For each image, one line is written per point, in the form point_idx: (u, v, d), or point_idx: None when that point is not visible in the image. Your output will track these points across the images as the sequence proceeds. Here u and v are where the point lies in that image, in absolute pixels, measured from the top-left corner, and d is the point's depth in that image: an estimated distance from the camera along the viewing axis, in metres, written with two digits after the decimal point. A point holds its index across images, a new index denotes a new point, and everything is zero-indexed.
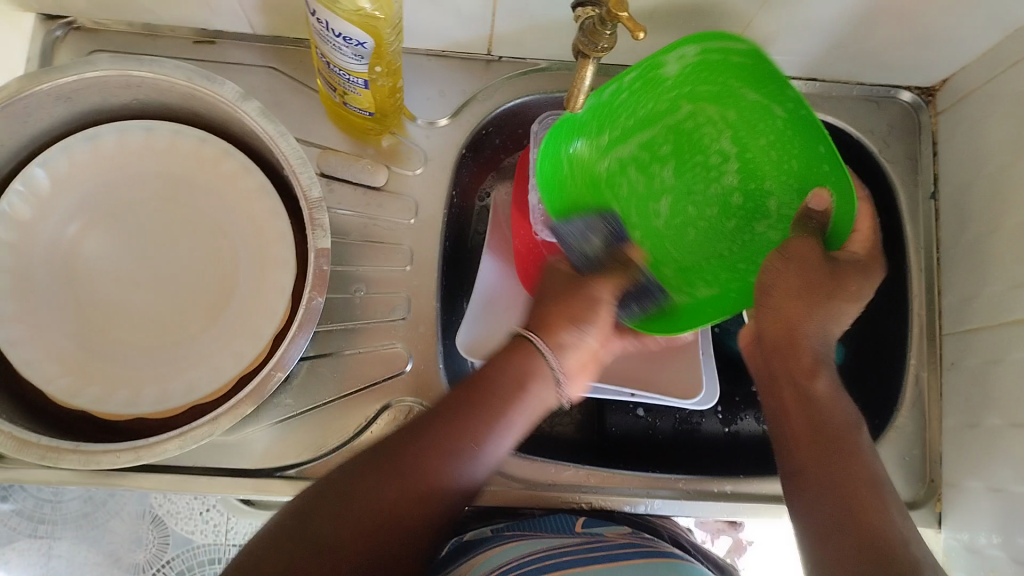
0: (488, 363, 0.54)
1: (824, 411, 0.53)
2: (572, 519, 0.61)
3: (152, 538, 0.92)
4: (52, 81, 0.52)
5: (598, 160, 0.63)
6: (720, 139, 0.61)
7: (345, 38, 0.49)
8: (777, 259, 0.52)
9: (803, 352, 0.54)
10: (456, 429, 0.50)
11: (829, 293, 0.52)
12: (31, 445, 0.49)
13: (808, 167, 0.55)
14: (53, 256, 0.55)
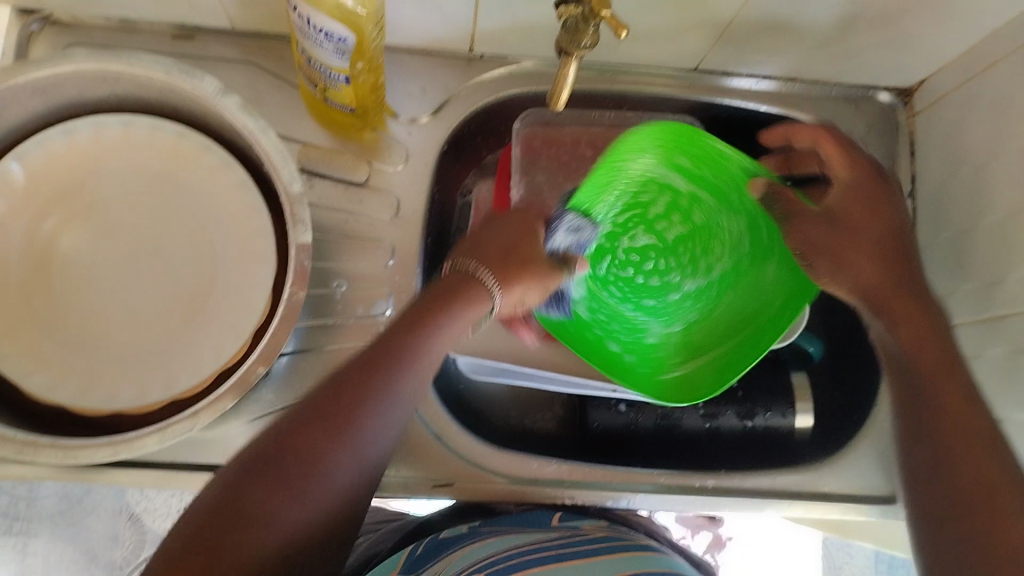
0: (424, 303, 0.51)
1: (920, 350, 0.49)
2: (551, 514, 0.64)
3: (129, 535, 0.92)
4: (28, 74, 0.51)
5: (627, 185, 0.64)
6: (694, 259, 0.68)
7: (326, 34, 0.49)
8: (827, 220, 0.56)
9: (906, 301, 0.52)
10: (372, 382, 0.46)
11: (874, 228, 0.55)
12: (8, 440, 0.48)
13: (739, 264, 0.66)
14: (29, 250, 0.55)
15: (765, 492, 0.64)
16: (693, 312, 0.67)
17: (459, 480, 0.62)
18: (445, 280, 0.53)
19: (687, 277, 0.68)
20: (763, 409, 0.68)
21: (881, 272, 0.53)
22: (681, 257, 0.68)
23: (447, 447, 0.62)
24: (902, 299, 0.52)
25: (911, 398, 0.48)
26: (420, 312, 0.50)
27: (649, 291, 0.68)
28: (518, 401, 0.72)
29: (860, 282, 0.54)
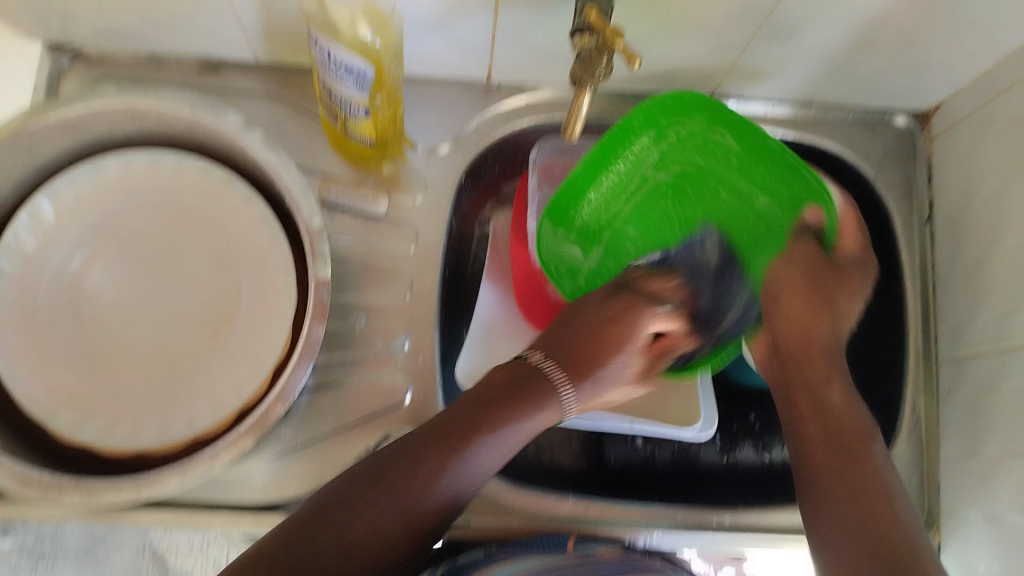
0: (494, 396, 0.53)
1: (836, 415, 0.54)
2: (564, 538, 0.60)
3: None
4: (58, 112, 0.53)
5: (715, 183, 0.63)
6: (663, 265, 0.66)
7: (347, 69, 0.50)
8: (781, 264, 0.60)
9: (818, 361, 0.57)
10: (449, 448, 0.50)
11: (833, 290, 0.60)
12: (34, 482, 0.49)
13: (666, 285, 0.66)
14: (56, 287, 0.56)
15: (785, 528, 0.64)
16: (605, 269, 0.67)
17: (474, 519, 0.62)
18: (513, 365, 0.57)
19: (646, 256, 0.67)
20: (780, 443, 0.69)
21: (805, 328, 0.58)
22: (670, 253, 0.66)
23: None
24: (826, 364, 0.57)
25: (841, 457, 0.51)
26: (495, 385, 0.54)
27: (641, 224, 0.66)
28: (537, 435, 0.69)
29: (801, 331, 0.58)
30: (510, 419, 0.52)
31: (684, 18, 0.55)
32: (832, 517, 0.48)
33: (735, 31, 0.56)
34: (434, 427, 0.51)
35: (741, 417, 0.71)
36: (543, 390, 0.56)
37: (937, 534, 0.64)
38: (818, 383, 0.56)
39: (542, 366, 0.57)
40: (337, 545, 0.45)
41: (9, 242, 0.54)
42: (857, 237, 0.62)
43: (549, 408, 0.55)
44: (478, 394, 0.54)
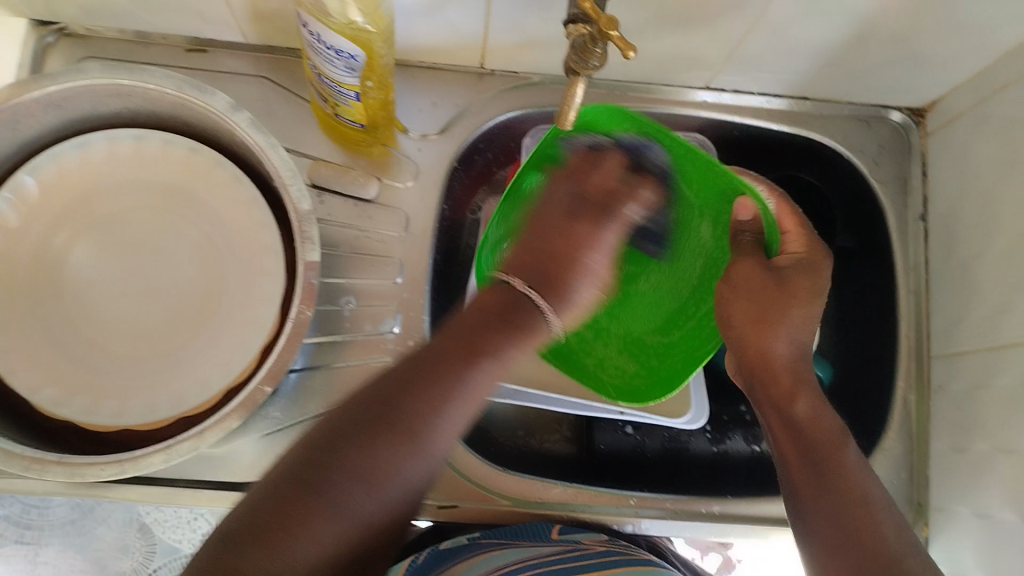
0: (474, 325, 0.49)
1: (804, 427, 0.52)
2: (548, 525, 0.60)
3: (139, 547, 0.81)
4: (41, 89, 0.52)
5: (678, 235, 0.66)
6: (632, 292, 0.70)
7: (336, 51, 0.49)
8: (726, 288, 0.57)
9: (779, 373, 0.54)
10: (432, 390, 0.45)
11: (775, 301, 0.54)
12: (16, 456, 0.48)
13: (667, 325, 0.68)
14: (39, 266, 0.55)
15: (773, 520, 0.63)
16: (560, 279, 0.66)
17: (462, 502, 0.61)
18: (489, 292, 0.52)
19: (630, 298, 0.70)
20: None
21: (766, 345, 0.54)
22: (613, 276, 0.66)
23: (451, 467, 0.61)
24: (791, 378, 0.53)
25: (818, 465, 0.49)
26: (477, 312, 0.50)
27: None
28: (525, 420, 0.70)
29: (758, 350, 0.54)
30: (500, 346, 0.49)
31: (679, 9, 0.54)
32: (814, 523, 0.48)
33: (732, 23, 0.55)
34: (418, 353, 0.48)
35: (732, 408, 0.70)
36: (528, 321, 0.51)
37: (925, 528, 0.64)
38: (788, 399, 0.53)
39: (527, 300, 0.52)
40: (334, 481, 0.42)
41: None
42: (803, 239, 0.57)
43: (533, 339, 0.50)
44: (466, 321, 0.49)
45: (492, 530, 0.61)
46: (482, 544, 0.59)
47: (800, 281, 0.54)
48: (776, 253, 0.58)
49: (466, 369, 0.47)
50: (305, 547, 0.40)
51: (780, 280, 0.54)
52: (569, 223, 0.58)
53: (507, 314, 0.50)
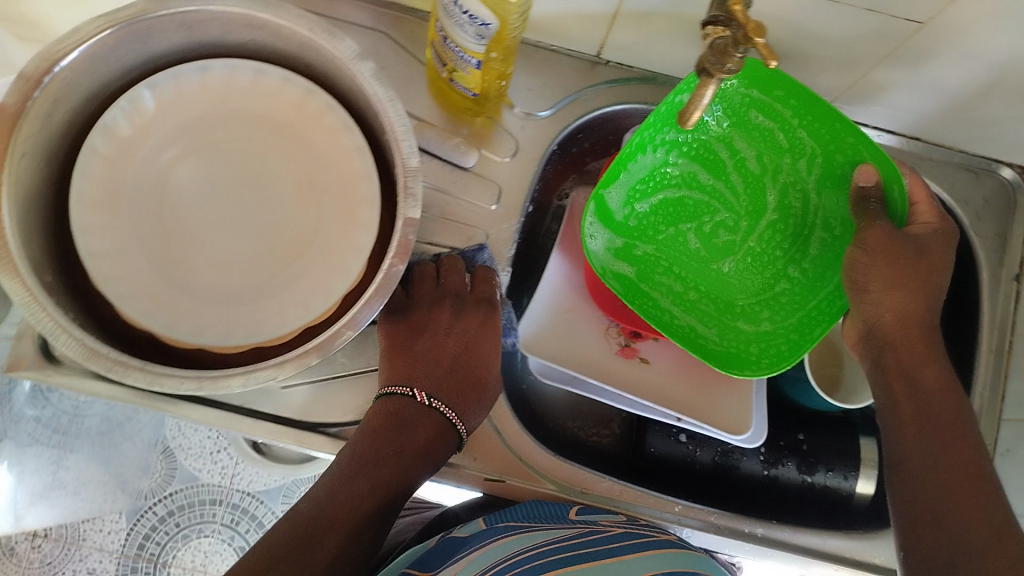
0: (373, 442, 0.54)
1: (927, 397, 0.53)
2: (565, 507, 0.60)
3: (160, 467, 1.06)
4: (176, 8, 0.52)
5: (777, 207, 0.64)
6: (695, 238, 0.67)
7: (471, 16, 0.49)
8: (859, 254, 0.55)
9: (916, 342, 0.55)
10: (349, 500, 0.53)
11: (923, 268, 0.55)
12: (101, 356, 0.49)
13: (744, 310, 0.66)
14: (143, 177, 0.56)
15: (811, 551, 0.63)
16: (657, 251, 0.67)
17: (508, 477, 0.61)
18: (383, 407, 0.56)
19: (703, 257, 0.67)
20: (824, 467, 0.65)
21: (908, 310, 0.55)
22: (697, 253, 0.67)
23: (506, 443, 0.62)
24: (924, 344, 0.55)
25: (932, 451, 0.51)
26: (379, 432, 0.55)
27: (681, 215, 0.66)
28: (577, 412, 0.72)
29: (897, 316, 0.55)
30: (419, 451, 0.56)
31: (818, 28, 0.53)
32: (911, 498, 0.51)
33: (869, 51, 0.55)
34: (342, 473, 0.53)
35: (790, 434, 0.68)
36: (425, 433, 0.57)
37: None
38: (919, 381, 0.54)
39: (426, 406, 0.57)
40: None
41: (107, 122, 0.55)
42: (931, 210, 0.57)
43: (432, 454, 0.56)
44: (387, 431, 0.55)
45: (501, 512, 0.60)
46: (501, 529, 0.57)
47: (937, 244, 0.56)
48: (905, 224, 0.57)
49: (371, 486, 0.53)
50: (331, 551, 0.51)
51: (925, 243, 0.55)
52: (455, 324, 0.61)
53: (407, 433, 0.56)
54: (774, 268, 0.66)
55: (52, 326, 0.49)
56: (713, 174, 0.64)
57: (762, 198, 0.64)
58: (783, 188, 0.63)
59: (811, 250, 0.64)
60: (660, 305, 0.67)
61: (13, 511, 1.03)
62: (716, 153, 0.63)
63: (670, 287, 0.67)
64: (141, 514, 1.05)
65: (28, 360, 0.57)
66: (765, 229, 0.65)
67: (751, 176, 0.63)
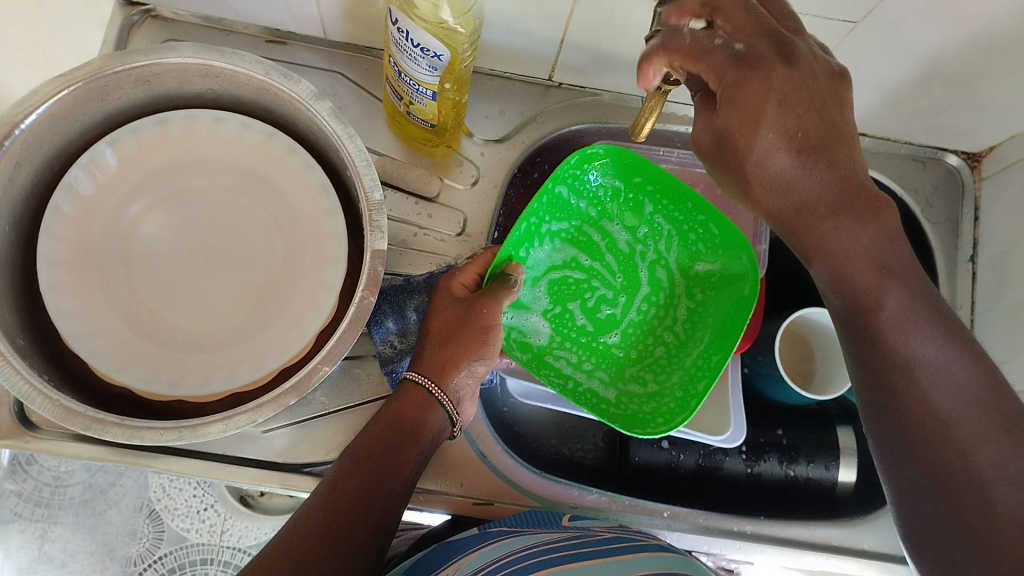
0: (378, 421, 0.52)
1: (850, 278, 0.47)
2: (557, 515, 0.61)
3: (147, 532, 1.00)
4: (132, 63, 0.53)
5: (646, 286, 0.67)
6: (580, 316, 0.66)
7: (422, 49, 0.50)
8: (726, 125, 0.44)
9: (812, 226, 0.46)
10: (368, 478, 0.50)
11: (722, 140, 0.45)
12: (78, 415, 0.49)
13: (635, 377, 0.65)
14: (110, 233, 0.56)
15: (801, 543, 0.64)
16: (549, 325, 0.66)
17: (497, 499, 0.62)
18: (390, 401, 0.54)
19: (593, 334, 0.66)
20: (805, 459, 0.67)
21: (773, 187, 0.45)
22: (588, 328, 0.66)
23: (490, 466, 0.62)
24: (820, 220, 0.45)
25: (918, 411, 0.46)
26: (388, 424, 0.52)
27: (564, 294, 0.66)
28: (560, 429, 0.73)
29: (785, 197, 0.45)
30: (423, 436, 0.53)
31: None
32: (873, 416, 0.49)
33: None
34: (346, 463, 0.51)
35: (769, 430, 0.68)
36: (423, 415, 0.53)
37: None
38: (871, 317, 0.47)
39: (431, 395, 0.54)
40: None
41: (69, 181, 0.55)
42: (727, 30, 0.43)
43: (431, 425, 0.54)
44: (390, 417, 0.53)
45: (500, 520, 0.60)
46: (494, 534, 0.57)
47: (744, 79, 0.42)
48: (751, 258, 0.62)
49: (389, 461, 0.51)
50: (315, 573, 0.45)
51: (727, 100, 0.43)
52: (456, 324, 0.55)
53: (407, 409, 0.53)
54: (661, 339, 0.66)
55: (28, 389, 0.48)
56: (586, 255, 0.66)
57: (635, 275, 0.67)
58: (653, 266, 0.67)
59: (681, 315, 0.66)
60: (562, 374, 0.65)
61: None
62: (589, 228, 0.66)
63: (568, 359, 0.66)
64: None
65: (5, 428, 0.57)
66: (642, 303, 0.67)
67: (622, 256, 0.67)
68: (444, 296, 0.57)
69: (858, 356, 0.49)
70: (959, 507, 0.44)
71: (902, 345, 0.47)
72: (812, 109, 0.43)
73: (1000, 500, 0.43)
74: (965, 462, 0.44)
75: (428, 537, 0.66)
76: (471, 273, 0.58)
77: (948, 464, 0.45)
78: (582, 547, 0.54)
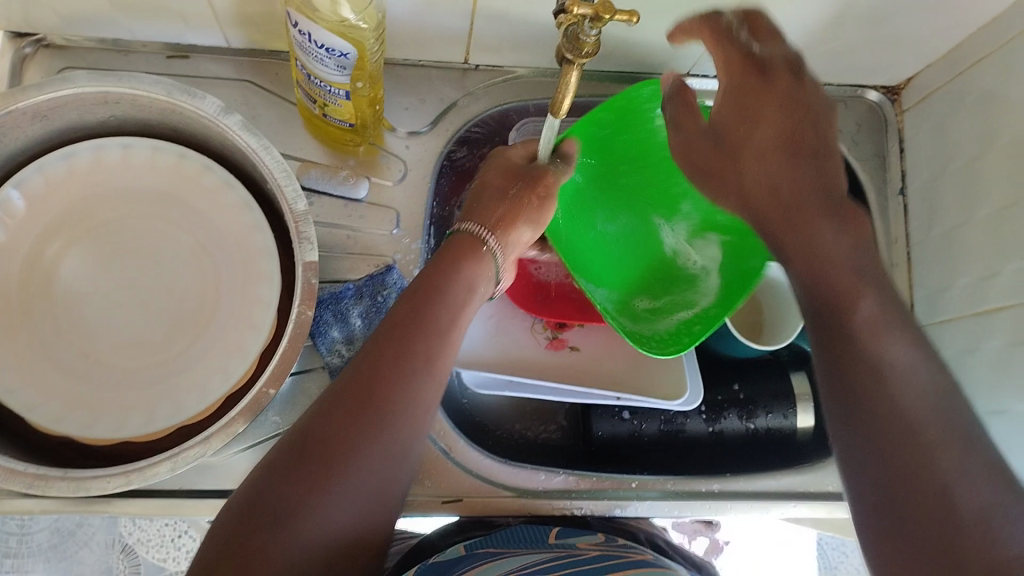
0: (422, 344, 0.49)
1: (819, 248, 0.48)
2: (545, 532, 0.60)
3: (123, 567, 0.98)
4: (27, 100, 0.51)
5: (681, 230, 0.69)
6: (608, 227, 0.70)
7: (327, 49, 0.49)
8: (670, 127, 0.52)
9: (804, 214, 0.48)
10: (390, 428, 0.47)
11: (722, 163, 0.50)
12: (18, 473, 0.47)
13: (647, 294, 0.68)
14: (28, 278, 0.54)
15: (770, 495, 0.65)
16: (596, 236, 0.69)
17: (466, 496, 0.61)
18: (449, 245, 0.55)
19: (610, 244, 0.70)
20: (765, 411, 0.67)
21: (773, 181, 0.48)
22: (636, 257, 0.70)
23: (455, 462, 0.62)
24: (783, 212, 0.48)
25: (884, 409, 0.44)
26: (450, 270, 0.53)
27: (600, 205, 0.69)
28: (521, 413, 0.72)
29: (767, 181, 0.48)
30: (427, 372, 0.49)
31: None
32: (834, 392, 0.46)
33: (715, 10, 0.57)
34: (330, 398, 0.46)
35: (727, 387, 0.68)
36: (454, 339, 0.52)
37: None
38: (846, 316, 0.47)
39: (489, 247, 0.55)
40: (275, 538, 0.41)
41: None
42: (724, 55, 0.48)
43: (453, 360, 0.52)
44: (431, 344, 0.50)
45: (482, 540, 0.59)
46: (480, 553, 0.56)
47: (754, 83, 0.48)
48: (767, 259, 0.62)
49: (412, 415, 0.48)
50: (314, 526, 0.43)
51: (731, 92, 0.48)
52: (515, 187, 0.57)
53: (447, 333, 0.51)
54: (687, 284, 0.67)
55: None
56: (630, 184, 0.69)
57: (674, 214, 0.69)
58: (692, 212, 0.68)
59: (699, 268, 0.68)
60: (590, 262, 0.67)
61: None
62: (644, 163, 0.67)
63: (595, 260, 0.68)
64: None
65: None
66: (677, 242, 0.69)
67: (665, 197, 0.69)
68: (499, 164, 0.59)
69: (827, 342, 0.47)
70: (923, 514, 0.40)
71: (876, 349, 0.45)
72: (808, 117, 0.48)
73: (962, 497, 0.40)
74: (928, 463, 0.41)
75: (425, 546, 0.61)
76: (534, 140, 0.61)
77: (908, 459, 0.42)
78: (577, 567, 0.53)
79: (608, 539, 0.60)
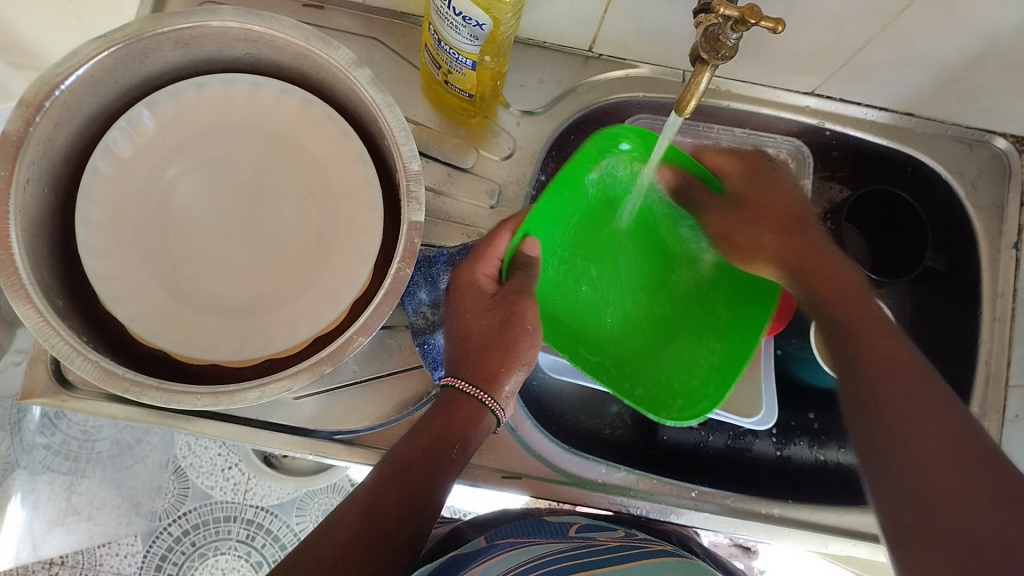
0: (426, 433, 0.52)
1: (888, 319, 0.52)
2: (565, 526, 0.61)
3: (172, 488, 1.01)
4: (172, 25, 0.53)
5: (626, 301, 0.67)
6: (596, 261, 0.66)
7: (465, 18, 0.50)
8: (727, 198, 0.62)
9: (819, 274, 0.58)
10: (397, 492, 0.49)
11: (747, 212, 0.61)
12: (117, 378, 0.48)
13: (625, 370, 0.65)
14: (148, 195, 0.56)
15: (828, 528, 0.64)
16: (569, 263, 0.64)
17: (525, 474, 0.62)
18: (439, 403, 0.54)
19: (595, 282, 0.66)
20: (836, 443, 0.69)
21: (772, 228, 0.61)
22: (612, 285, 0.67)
23: (518, 439, 0.62)
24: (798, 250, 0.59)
25: (903, 450, 0.47)
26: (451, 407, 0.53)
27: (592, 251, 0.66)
28: (586, 403, 0.72)
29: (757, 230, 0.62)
30: (444, 482, 0.51)
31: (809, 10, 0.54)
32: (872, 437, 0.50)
33: (856, 32, 0.56)
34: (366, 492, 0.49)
35: (801, 414, 0.71)
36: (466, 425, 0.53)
37: None
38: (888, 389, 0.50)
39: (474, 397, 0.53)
40: None
41: (108, 143, 0.55)
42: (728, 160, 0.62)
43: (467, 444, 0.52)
44: (438, 424, 0.52)
45: (514, 530, 0.60)
46: (501, 545, 0.57)
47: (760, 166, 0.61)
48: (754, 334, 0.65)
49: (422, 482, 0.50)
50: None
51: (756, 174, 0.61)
52: (496, 330, 0.55)
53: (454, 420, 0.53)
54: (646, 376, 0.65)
55: (67, 349, 0.48)
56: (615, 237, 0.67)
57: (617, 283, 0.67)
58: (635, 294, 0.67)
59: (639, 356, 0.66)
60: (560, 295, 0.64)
61: (29, 539, 0.97)
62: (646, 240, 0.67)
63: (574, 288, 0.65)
64: (158, 536, 1.00)
65: (41, 388, 0.57)
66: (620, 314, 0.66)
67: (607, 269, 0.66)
68: (472, 293, 0.57)
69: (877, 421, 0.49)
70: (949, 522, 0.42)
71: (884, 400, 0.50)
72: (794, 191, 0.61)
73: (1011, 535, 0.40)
74: (949, 483, 0.44)
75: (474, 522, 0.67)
76: (494, 262, 0.57)
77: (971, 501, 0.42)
78: (589, 556, 0.53)
79: (628, 534, 0.61)
